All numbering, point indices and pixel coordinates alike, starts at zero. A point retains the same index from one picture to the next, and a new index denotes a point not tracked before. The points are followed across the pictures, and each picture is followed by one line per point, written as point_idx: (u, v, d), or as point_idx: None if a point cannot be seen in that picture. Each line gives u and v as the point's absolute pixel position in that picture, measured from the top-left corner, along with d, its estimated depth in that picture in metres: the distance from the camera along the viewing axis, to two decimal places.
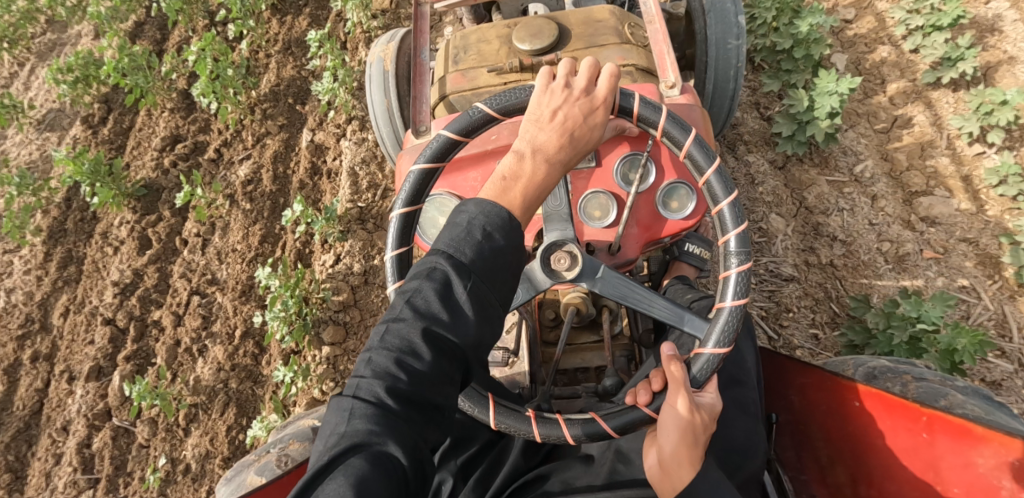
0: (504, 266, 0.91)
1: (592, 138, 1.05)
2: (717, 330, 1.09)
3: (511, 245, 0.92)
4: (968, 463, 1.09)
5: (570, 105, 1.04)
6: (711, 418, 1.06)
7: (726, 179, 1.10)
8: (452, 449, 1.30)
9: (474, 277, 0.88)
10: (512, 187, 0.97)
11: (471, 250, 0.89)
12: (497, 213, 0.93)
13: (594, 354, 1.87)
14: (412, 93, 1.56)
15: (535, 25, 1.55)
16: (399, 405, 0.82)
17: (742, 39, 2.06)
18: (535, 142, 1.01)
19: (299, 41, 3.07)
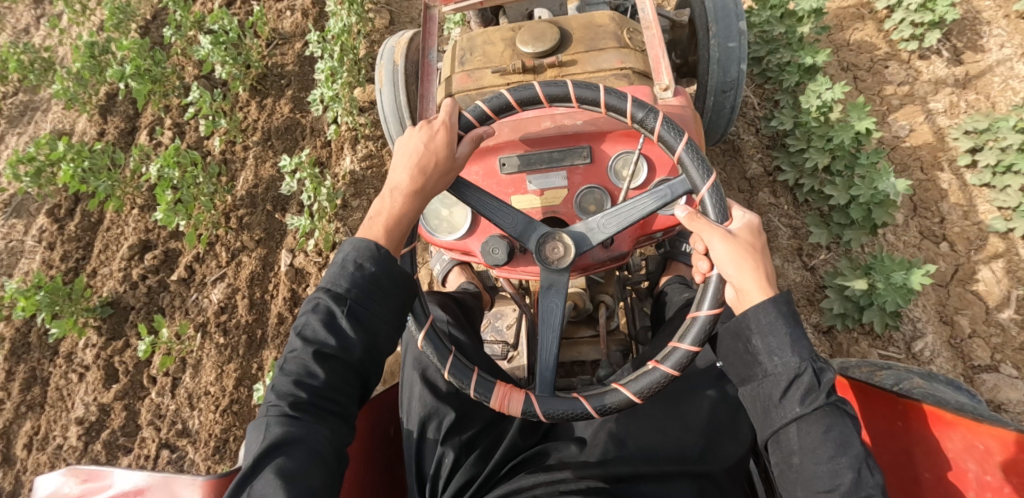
0: (379, 286, 1.09)
1: (443, 156, 1.18)
2: (693, 171, 1.18)
3: (382, 266, 1.10)
4: (939, 449, 1.13)
5: (417, 138, 1.18)
6: (753, 233, 1.13)
7: (705, 169, 1.17)
8: (455, 426, 1.29)
9: (353, 301, 1.07)
10: (375, 224, 1.15)
11: (346, 282, 1.08)
12: (366, 245, 1.11)
13: (590, 348, 1.94)
14: (420, 93, 1.66)
15: (539, 29, 1.63)
16: (306, 413, 1.01)
17: (740, 41, 2.13)
18: (394, 180, 1.17)
19: (283, 129, 2.79)
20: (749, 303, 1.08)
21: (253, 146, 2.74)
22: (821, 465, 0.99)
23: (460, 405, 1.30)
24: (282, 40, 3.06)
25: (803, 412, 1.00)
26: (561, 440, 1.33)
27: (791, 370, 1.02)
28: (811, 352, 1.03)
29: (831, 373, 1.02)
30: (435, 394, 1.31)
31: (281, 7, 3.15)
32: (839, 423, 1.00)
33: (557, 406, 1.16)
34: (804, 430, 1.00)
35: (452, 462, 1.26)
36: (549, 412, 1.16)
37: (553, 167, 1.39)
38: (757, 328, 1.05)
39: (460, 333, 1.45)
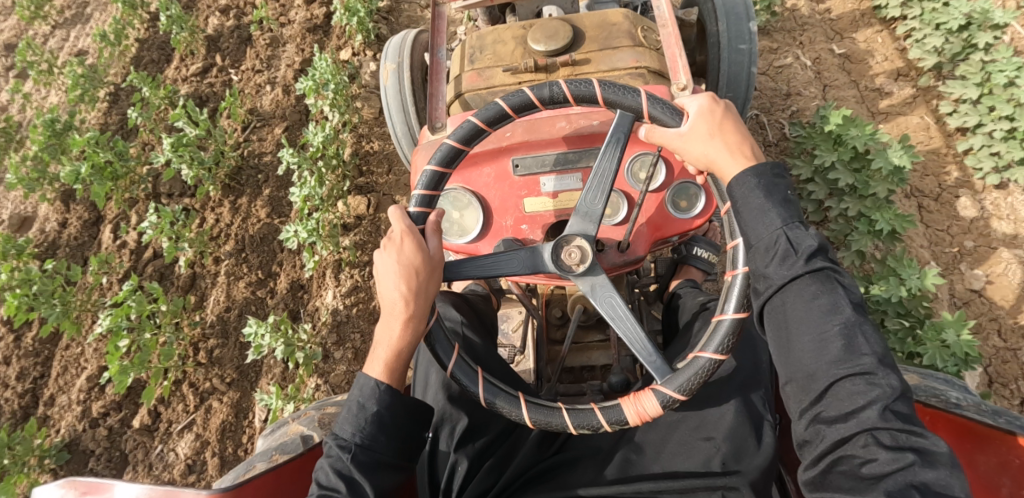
0: (386, 424, 1.10)
1: (415, 264, 1.13)
2: (625, 101, 1.18)
3: (385, 403, 1.11)
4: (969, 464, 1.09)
5: (385, 261, 1.15)
6: (710, 113, 1.12)
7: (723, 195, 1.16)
8: (468, 434, 1.25)
9: (361, 447, 1.08)
10: (378, 358, 1.12)
11: (352, 426, 1.09)
12: (366, 388, 1.12)
13: (601, 353, 1.89)
14: (429, 92, 1.62)
15: (551, 27, 1.59)
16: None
17: (751, 42, 2.10)
18: (385, 308, 1.14)
19: (258, 241, 2.53)
20: (727, 178, 1.08)
21: (224, 266, 2.48)
22: (809, 335, 0.94)
23: (473, 412, 1.26)
24: (260, 122, 2.79)
25: (785, 279, 0.97)
26: (576, 450, 1.28)
27: (770, 239, 1.00)
28: (792, 219, 1.00)
29: (813, 239, 0.98)
30: (449, 396, 1.27)
31: (260, 80, 2.88)
32: (827, 289, 0.95)
33: (684, 378, 1.10)
34: (790, 299, 0.97)
35: (465, 471, 1.22)
36: (681, 387, 1.10)
37: (568, 168, 1.35)
38: (739, 204, 1.05)
39: (475, 336, 1.43)
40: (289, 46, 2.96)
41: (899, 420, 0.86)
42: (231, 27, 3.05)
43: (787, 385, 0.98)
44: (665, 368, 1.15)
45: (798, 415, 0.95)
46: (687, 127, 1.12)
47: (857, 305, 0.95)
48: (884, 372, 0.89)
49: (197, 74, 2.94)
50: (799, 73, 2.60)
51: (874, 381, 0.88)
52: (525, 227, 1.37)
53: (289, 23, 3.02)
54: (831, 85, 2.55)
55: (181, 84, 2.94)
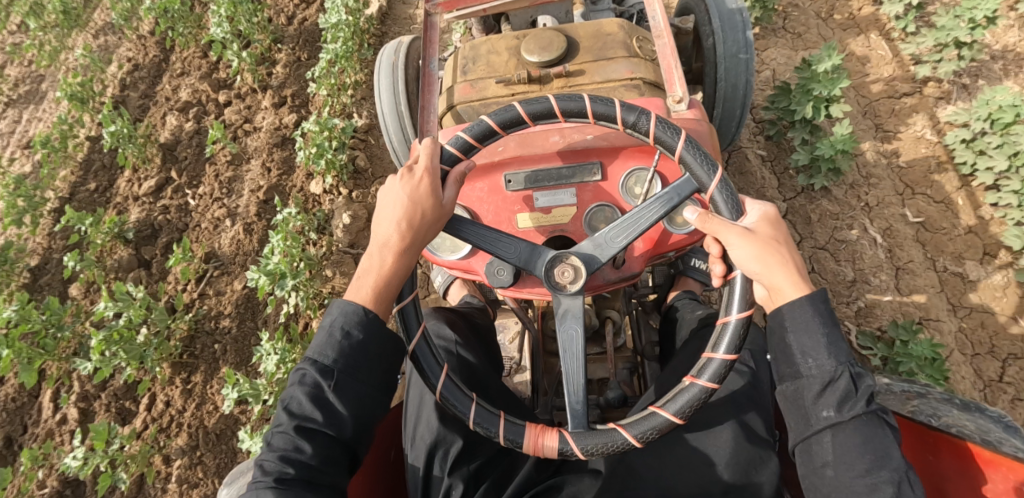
0: (369, 352, 1.08)
1: (433, 208, 1.12)
2: (697, 168, 1.12)
3: (370, 332, 1.08)
4: (972, 488, 1.08)
5: (406, 189, 1.12)
6: (771, 223, 1.08)
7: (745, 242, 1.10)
8: (462, 457, 1.23)
9: (338, 374, 1.06)
10: (364, 283, 1.12)
11: (333, 351, 1.07)
12: (351, 311, 1.09)
13: (597, 366, 1.87)
14: (421, 103, 1.57)
15: (545, 38, 1.57)
16: (294, 485, 0.99)
17: (751, 51, 2.08)
18: (379, 237, 1.13)
19: (215, 438, 2.16)
20: (782, 297, 1.02)
21: (176, 469, 2.10)
22: (861, 477, 0.94)
23: (467, 434, 1.25)
24: (219, 269, 2.48)
25: (842, 418, 0.95)
26: (573, 471, 1.26)
27: (826, 373, 0.97)
28: (851, 357, 0.98)
29: (870, 378, 0.98)
30: (443, 418, 1.24)
31: (219, 214, 2.60)
32: (878, 434, 0.95)
33: (592, 439, 1.07)
34: (841, 439, 0.96)
35: (460, 495, 1.18)
36: (586, 446, 1.08)
37: (561, 184, 1.32)
38: (791, 327, 1.01)
39: (469, 354, 1.41)
40: (255, 158, 2.74)
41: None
42: (191, 132, 2.84)
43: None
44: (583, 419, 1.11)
45: None
46: (753, 227, 1.06)
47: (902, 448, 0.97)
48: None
49: (150, 192, 2.70)
50: (867, 252, 2.21)
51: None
52: None
53: (255, 130, 2.81)
54: (905, 268, 2.16)
55: (132, 205, 2.69)
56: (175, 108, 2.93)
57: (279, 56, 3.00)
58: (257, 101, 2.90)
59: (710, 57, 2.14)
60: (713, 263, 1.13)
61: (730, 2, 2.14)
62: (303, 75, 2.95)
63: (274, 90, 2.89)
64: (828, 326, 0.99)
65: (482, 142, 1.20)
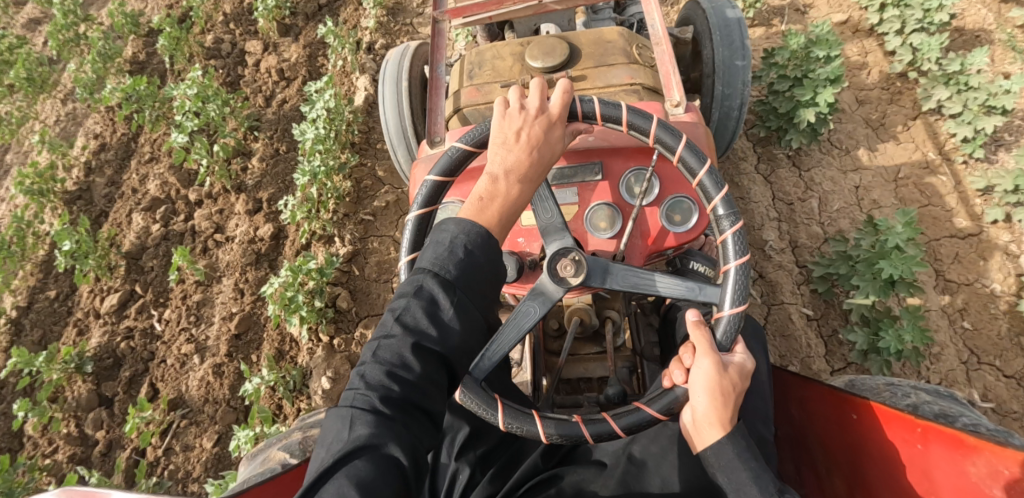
0: (484, 279, 1.06)
1: (554, 150, 1.15)
2: (730, 290, 1.14)
3: (489, 258, 1.07)
4: (958, 473, 1.10)
5: (529, 125, 1.14)
6: (744, 378, 1.07)
7: (742, 292, 1.14)
8: (469, 442, 1.29)
9: (457, 292, 1.04)
10: (488, 208, 1.10)
11: (454, 267, 1.04)
12: (475, 232, 1.07)
13: (597, 365, 1.91)
14: (428, 106, 1.65)
15: (548, 44, 1.63)
16: (394, 411, 0.96)
17: (747, 59, 2.14)
18: (506, 161, 1.12)
19: None
20: (710, 431, 1.03)
21: None
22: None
23: (473, 421, 1.30)
24: (186, 419, 2.23)
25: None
26: (579, 462, 1.31)
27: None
28: (774, 491, 0.99)
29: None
30: (451, 407, 1.32)
31: (185, 349, 2.37)
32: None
33: (472, 399, 1.13)
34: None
35: (467, 479, 1.26)
36: (463, 397, 1.14)
37: (564, 183, 1.38)
38: (717, 464, 1.03)
39: None
40: (227, 277, 2.52)
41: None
42: (157, 238, 2.65)
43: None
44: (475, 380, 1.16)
45: None
46: (726, 368, 1.05)
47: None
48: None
49: (112, 310, 2.50)
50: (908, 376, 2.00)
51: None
52: (522, 240, 1.41)
53: (228, 241, 2.61)
54: None
55: (93, 326, 2.50)
56: (141, 202, 2.75)
57: (254, 147, 2.82)
58: (230, 204, 2.69)
59: (708, 63, 2.20)
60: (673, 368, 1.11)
61: (731, 12, 2.21)
62: (280, 171, 2.75)
63: (248, 192, 2.69)
64: (753, 463, 1.01)
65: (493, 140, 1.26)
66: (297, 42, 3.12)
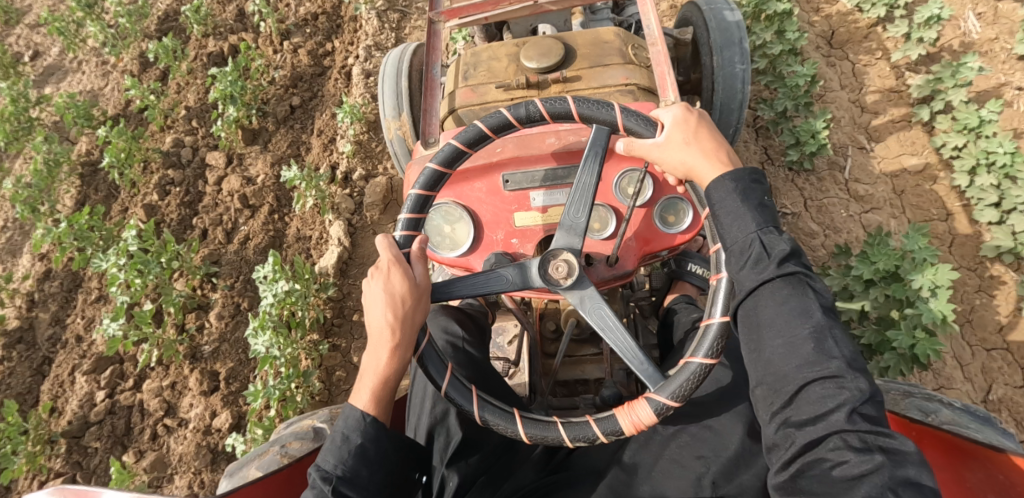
0: (370, 453, 1.12)
1: (414, 295, 1.17)
2: (601, 116, 1.22)
3: (371, 435, 1.13)
4: (956, 481, 1.15)
5: (376, 290, 1.17)
6: (685, 122, 1.16)
7: (601, 103, 1.22)
8: (462, 449, 1.27)
9: (344, 480, 1.08)
10: (366, 389, 1.15)
11: (335, 458, 1.10)
12: (354, 418, 1.13)
13: (594, 367, 1.90)
14: (423, 107, 1.64)
15: (544, 45, 1.62)
16: None
17: (747, 63, 2.13)
18: (371, 336, 1.16)
19: None
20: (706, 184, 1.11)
21: None
22: (783, 338, 0.97)
23: (467, 428, 1.28)
24: None
25: (757, 282, 1.00)
26: (571, 471, 1.31)
27: (746, 242, 1.03)
28: (765, 223, 1.03)
29: (785, 243, 1.01)
30: (449, 410, 1.28)
31: None
32: (799, 293, 0.98)
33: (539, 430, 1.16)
34: (762, 303, 1.00)
35: (455, 486, 1.24)
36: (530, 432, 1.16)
37: (557, 184, 1.37)
38: (719, 212, 1.07)
39: (474, 350, 1.47)
40: (180, 476, 2.18)
41: (869, 423, 0.89)
42: (101, 412, 2.32)
43: (760, 387, 1.00)
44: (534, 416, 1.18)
45: (769, 418, 0.97)
46: (664, 136, 1.16)
47: (827, 308, 0.98)
48: (853, 374, 0.92)
49: None
50: None
51: (843, 383, 0.91)
52: (515, 241, 1.39)
53: (181, 425, 2.28)
54: None
55: None
56: (87, 355, 2.47)
57: (213, 298, 2.51)
58: (183, 376, 2.36)
59: (707, 67, 2.19)
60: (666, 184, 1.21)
61: (730, 15, 2.19)
62: (240, 338, 2.43)
63: (204, 364, 2.37)
64: (740, 197, 1.06)
65: (496, 133, 1.26)
66: (266, 154, 2.82)
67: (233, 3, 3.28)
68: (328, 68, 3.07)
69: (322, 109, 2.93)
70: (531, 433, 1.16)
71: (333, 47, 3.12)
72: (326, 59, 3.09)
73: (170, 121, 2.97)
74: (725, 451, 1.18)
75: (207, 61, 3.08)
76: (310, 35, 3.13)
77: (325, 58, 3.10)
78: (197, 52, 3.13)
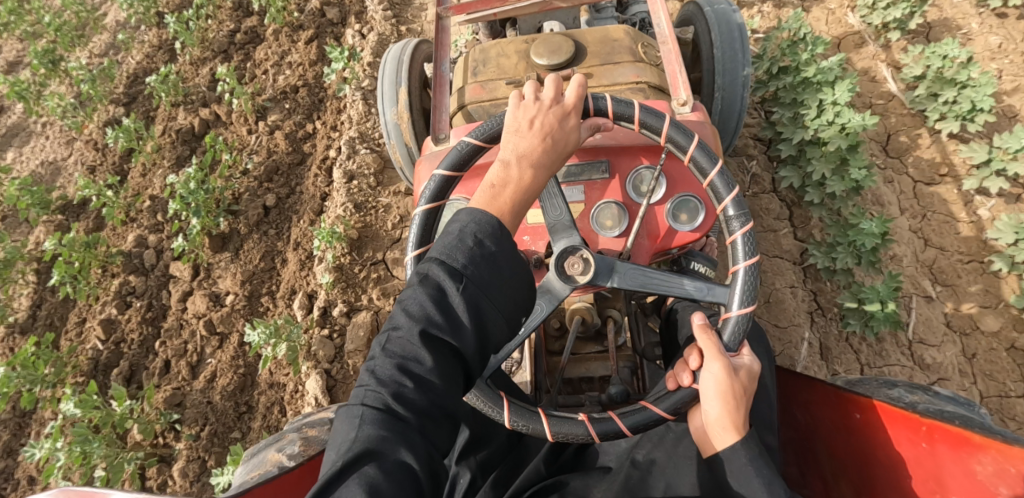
0: (500, 267, 1.01)
1: (568, 140, 1.13)
2: (739, 269, 1.14)
3: (503, 247, 1.02)
4: (966, 473, 1.10)
5: (545, 113, 1.12)
6: (751, 379, 1.08)
7: (741, 205, 1.15)
8: (469, 446, 1.25)
9: (467, 285, 0.98)
10: (500, 195, 1.07)
11: (463, 257, 1.00)
12: (487, 221, 1.03)
13: (598, 365, 1.89)
14: (433, 103, 1.61)
15: (554, 42, 1.62)
16: (408, 409, 0.92)
17: (748, 68, 2.14)
18: (514, 147, 1.10)
19: None
20: (720, 446, 1.04)
21: None
22: None
23: (475, 425, 1.24)
24: None
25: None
26: (584, 466, 1.28)
27: None
28: None
29: None
30: (451, 409, 1.28)
31: None
32: None
33: (519, 424, 1.14)
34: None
35: (468, 484, 1.25)
36: (513, 424, 1.15)
37: (570, 181, 1.37)
38: (732, 471, 1.02)
39: None
40: None
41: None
42: None
43: None
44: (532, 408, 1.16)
45: None
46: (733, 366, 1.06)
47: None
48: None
49: None
50: None
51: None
52: (527, 238, 1.40)
53: None
54: None
55: None
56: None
57: (177, 449, 2.17)
58: None
59: (708, 64, 2.20)
60: (680, 372, 1.11)
61: (735, 16, 2.20)
62: None
63: None
64: (770, 471, 1.00)
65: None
66: (237, 261, 2.51)
67: (207, 67, 3.01)
68: (309, 154, 2.74)
69: (300, 210, 2.61)
70: (515, 421, 1.14)
71: (314, 128, 2.80)
72: (306, 143, 2.76)
73: (133, 223, 2.67)
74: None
75: (175, 138, 2.81)
76: (287, 115, 2.81)
77: (306, 141, 2.78)
78: (166, 128, 2.88)
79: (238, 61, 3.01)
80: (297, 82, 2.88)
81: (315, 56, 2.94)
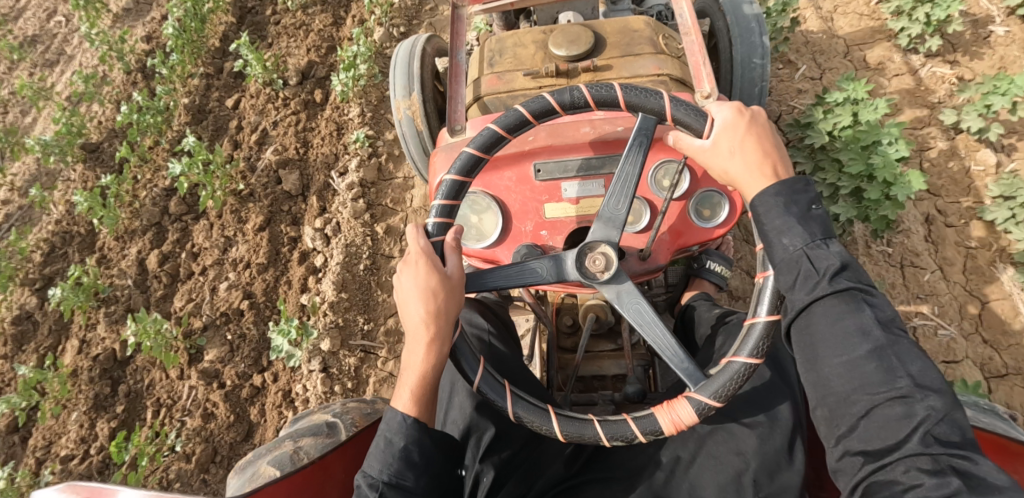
0: (414, 455, 1.10)
1: (442, 291, 1.13)
2: (648, 104, 1.17)
3: (412, 436, 1.11)
4: None
5: (409, 288, 1.15)
6: (733, 127, 1.10)
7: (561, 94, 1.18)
8: (493, 445, 1.27)
9: (389, 485, 1.07)
10: (405, 386, 1.14)
11: (380, 462, 1.09)
12: (394, 420, 1.12)
13: (613, 362, 1.86)
14: (449, 93, 1.58)
15: (572, 32, 1.58)
16: None
17: (766, 56, 2.08)
18: (410, 333, 1.15)
19: None
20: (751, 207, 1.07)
21: None
22: (840, 357, 0.94)
23: (499, 424, 1.28)
24: None
25: (808, 301, 0.97)
26: (603, 467, 1.30)
27: (793, 266, 0.99)
28: (811, 238, 0.98)
29: (835, 258, 0.97)
30: (476, 406, 1.28)
31: None
32: (853, 308, 0.95)
33: (753, 340, 1.09)
34: (814, 321, 0.97)
35: (490, 482, 1.26)
36: (716, 393, 1.08)
37: (590, 174, 1.33)
38: (760, 227, 1.03)
39: (500, 344, 1.45)
40: None
41: (944, 446, 0.85)
42: None
43: (817, 408, 0.98)
44: (698, 375, 1.12)
45: (832, 442, 0.95)
46: (710, 141, 1.12)
47: (886, 323, 0.95)
48: (923, 394, 0.89)
49: None
50: None
51: (913, 406, 0.88)
52: (545, 233, 1.35)
53: None
54: None
55: None
56: None
57: None
58: None
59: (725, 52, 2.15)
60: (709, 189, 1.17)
61: (748, 7, 2.14)
62: None
63: None
64: (785, 216, 1.01)
65: (538, 118, 1.20)
66: None
67: (134, 246, 2.47)
68: (256, 424, 2.14)
69: None
70: (570, 432, 1.12)
71: (263, 380, 2.19)
72: (253, 405, 2.16)
73: (36, 490, 2.08)
74: (770, 442, 1.16)
75: (93, 365, 2.26)
76: (229, 354, 2.23)
77: (253, 402, 2.17)
78: (84, 345, 2.33)
79: (172, 242, 2.46)
80: (242, 301, 2.30)
81: (267, 258, 2.36)
